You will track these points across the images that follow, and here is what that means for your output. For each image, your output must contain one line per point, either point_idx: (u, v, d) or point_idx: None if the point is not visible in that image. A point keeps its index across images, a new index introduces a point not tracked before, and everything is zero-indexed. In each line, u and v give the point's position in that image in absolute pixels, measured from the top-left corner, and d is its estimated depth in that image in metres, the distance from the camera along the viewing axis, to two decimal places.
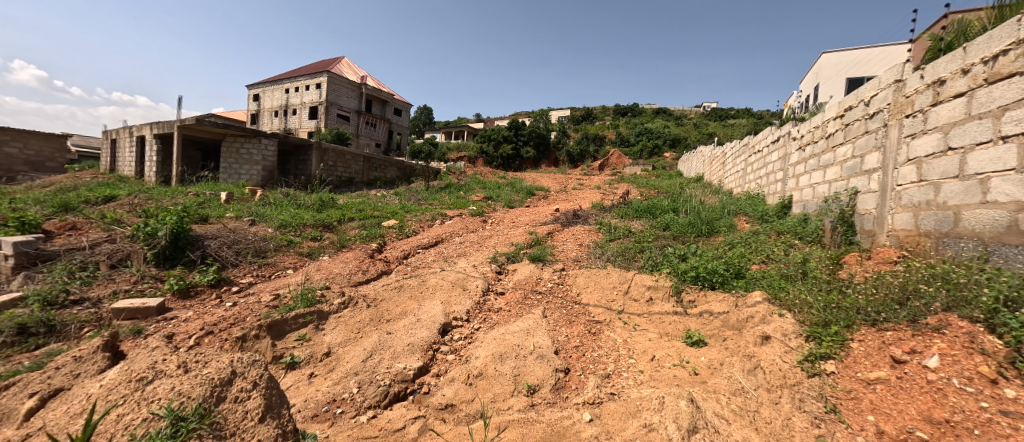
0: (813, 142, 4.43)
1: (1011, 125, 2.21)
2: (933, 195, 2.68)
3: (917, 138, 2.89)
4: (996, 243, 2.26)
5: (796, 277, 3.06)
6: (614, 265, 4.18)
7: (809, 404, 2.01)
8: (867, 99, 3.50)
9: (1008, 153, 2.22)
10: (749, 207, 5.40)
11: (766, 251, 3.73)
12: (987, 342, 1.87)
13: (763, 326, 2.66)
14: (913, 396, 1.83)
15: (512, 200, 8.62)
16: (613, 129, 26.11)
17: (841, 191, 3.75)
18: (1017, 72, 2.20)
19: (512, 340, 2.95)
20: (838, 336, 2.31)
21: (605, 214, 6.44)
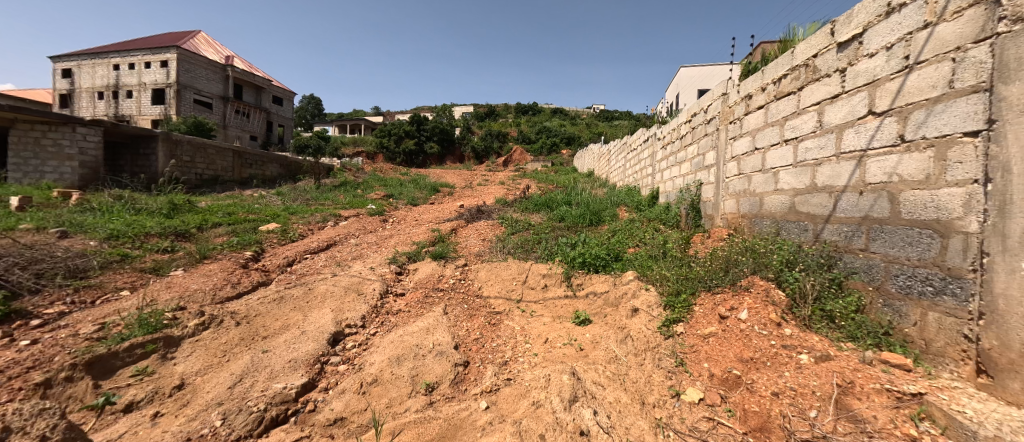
0: (672, 142, 5.26)
1: (789, 131, 2.94)
2: (748, 185, 3.42)
3: (736, 140, 3.65)
4: (783, 220, 2.98)
5: (659, 256, 3.61)
6: (514, 257, 4.39)
7: (665, 361, 2.42)
8: (706, 107, 4.29)
9: (788, 152, 2.96)
10: (628, 198, 6.17)
11: (639, 236, 4.32)
12: (776, 295, 2.48)
13: (634, 300, 3.09)
14: (732, 343, 2.33)
15: (415, 197, 8.36)
16: (516, 126, 27.13)
17: (691, 183, 4.55)
18: (792, 91, 2.93)
19: (411, 340, 2.88)
20: (685, 302, 2.81)
21: (507, 208, 6.68)
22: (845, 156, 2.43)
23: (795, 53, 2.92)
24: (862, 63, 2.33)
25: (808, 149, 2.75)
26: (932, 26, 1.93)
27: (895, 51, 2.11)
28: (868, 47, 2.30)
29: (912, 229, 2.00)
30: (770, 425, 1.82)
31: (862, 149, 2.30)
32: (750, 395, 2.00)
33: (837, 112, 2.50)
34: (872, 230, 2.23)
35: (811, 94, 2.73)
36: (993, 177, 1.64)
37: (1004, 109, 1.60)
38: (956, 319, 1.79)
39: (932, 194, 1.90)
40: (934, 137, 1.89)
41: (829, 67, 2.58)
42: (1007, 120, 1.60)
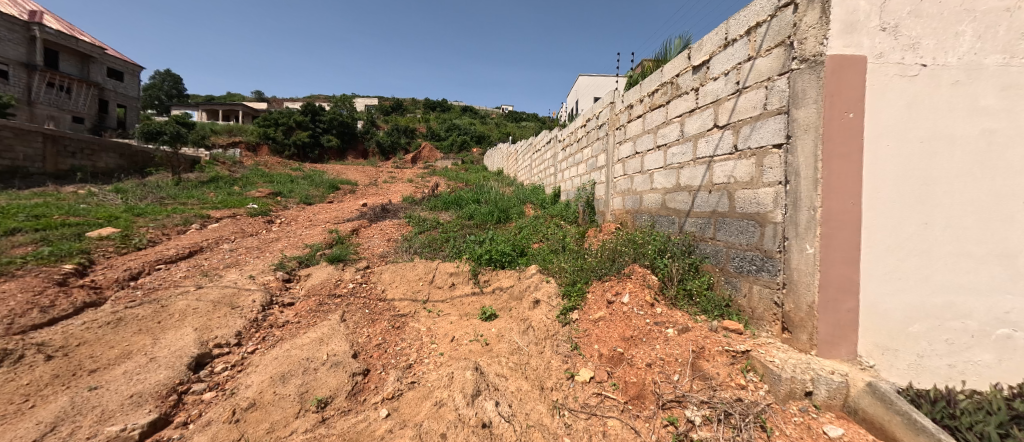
0: (570, 144, 5.70)
1: (660, 138, 3.43)
2: (631, 184, 3.89)
3: (621, 145, 4.12)
4: (657, 215, 3.46)
5: (559, 250, 3.89)
6: (420, 256, 4.27)
7: (562, 346, 2.62)
8: (597, 114, 4.75)
9: (659, 156, 3.45)
10: (533, 196, 6.51)
11: (542, 232, 4.59)
12: (651, 279, 2.88)
13: (536, 292, 3.27)
14: (616, 324, 2.63)
15: (309, 195, 7.52)
16: (426, 122, 26.36)
17: (586, 182, 5.00)
18: (661, 105, 3.41)
19: (299, 354, 2.59)
20: (580, 291, 3.09)
21: (415, 207, 6.46)
22: (699, 161, 2.92)
23: (663, 72, 3.41)
24: (709, 84, 2.82)
25: (673, 154, 3.25)
26: (753, 60, 2.43)
27: (731, 77, 2.61)
28: (713, 72, 2.81)
29: (742, 220, 2.50)
30: (645, 393, 2.12)
31: (710, 156, 2.81)
32: (630, 368, 2.29)
33: (694, 124, 2.99)
34: (718, 222, 2.74)
35: (675, 108, 3.23)
36: (790, 179, 2.15)
37: (795, 127, 2.10)
38: (769, 289, 2.30)
39: (754, 193, 2.40)
40: (755, 148, 2.39)
41: (687, 85, 3.08)
42: (797, 136, 2.10)
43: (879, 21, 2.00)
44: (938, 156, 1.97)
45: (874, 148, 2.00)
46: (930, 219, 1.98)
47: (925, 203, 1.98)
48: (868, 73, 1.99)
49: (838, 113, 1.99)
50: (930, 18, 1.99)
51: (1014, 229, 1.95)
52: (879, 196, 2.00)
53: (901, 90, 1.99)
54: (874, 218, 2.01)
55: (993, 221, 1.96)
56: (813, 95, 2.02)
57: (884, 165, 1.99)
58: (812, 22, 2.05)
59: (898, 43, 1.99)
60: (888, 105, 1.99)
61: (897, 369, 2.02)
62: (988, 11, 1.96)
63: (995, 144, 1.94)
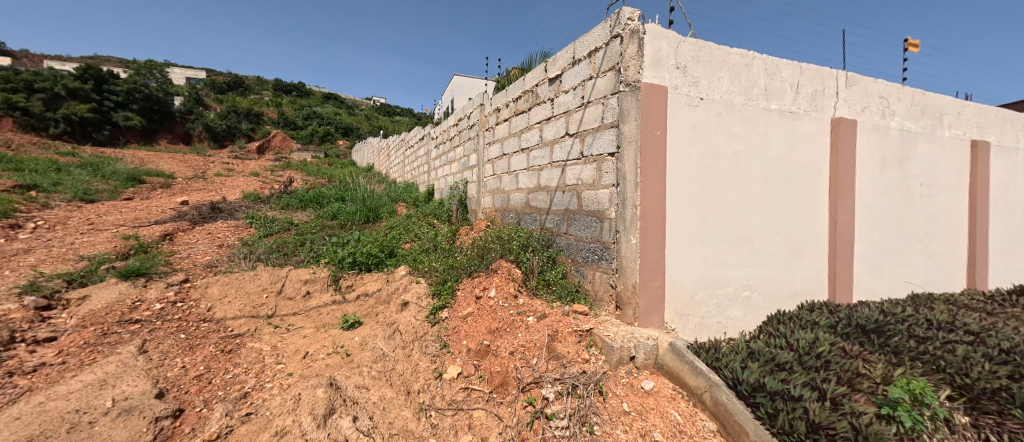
0: (443, 142, 5.68)
1: (524, 142, 3.69)
2: (499, 184, 4.11)
3: (490, 146, 4.30)
4: (521, 213, 3.74)
5: (430, 249, 3.87)
6: (266, 263, 3.67)
7: (430, 347, 2.58)
8: (468, 114, 4.85)
9: (523, 158, 3.72)
10: (406, 194, 6.32)
11: (414, 231, 4.51)
12: (515, 273, 3.09)
13: (405, 294, 3.17)
14: (483, 318, 2.73)
15: (91, 189, 5.58)
16: (278, 107, 22.60)
17: (459, 181, 5.06)
18: (524, 111, 3.69)
19: (63, 406, 1.83)
20: (450, 289, 3.12)
21: (260, 205, 5.48)
22: (554, 164, 3.27)
23: (526, 81, 3.69)
24: (562, 96, 3.18)
25: (534, 157, 3.55)
26: (594, 79, 2.83)
27: (578, 92, 2.99)
28: (564, 85, 3.17)
29: (587, 217, 2.90)
30: (507, 380, 2.24)
31: (563, 160, 3.16)
32: (495, 358, 2.40)
33: (550, 131, 3.32)
34: (570, 218, 3.10)
35: (535, 115, 3.53)
36: (619, 182, 2.58)
37: (623, 140, 2.53)
38: (607, 274, 2.72)
39: (595, 193, 2.81)
40: (596, 155, 2.78)
41: (545, 95, 3.39)
42: (624, 147, 2.53)
43: (674, 60, 2.57)
44: (709, 167, 2.66)
45: (673, 159, 2.57)
46: (706, 214, 2.66)
47: (702, 202, 2.64)
48: (668, 100, 2.54)
49: (650, 130, 2.48)
50: (705, 64, 2.66)
51: (750, 221, 2.78)
52: (676, 197, 2.57)
53: (688, 116, 2.60)
54: (674, 214, 2.57)
55: (739, 216, 2.75)
56: (634, 113, 2.47)
57: (679, 172, 2.58)
58: (632, 53, 2.49)
59: (686, 80, 2.59)
60: (680, 127, 2.58)
61: (689, 329, 2.65)
62: (735, 64, 2.73)
63: (740, 160, 2.73)
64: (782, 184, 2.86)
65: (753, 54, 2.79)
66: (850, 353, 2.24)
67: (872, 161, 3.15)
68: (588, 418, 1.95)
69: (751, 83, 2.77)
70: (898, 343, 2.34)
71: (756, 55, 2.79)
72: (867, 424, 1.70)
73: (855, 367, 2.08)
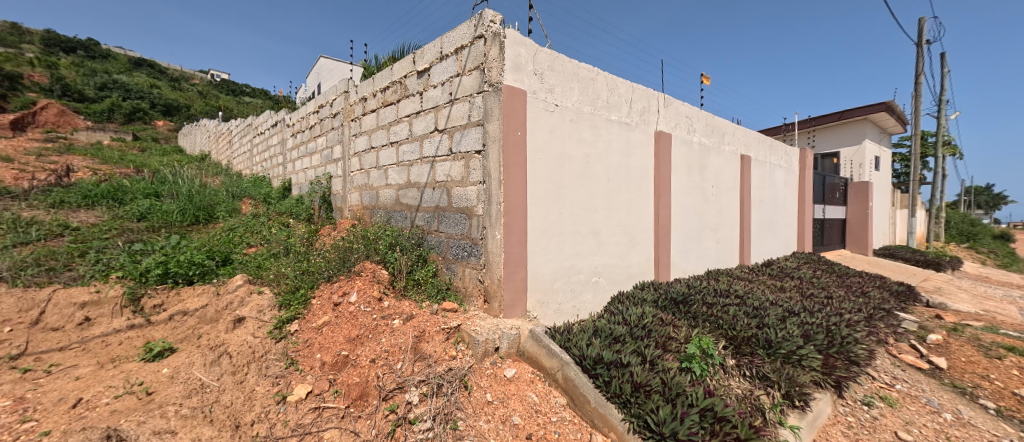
0: (301, 131, 4.98)
1: (393, 136, 3.49)
2: (367, 179, 3.83)
3: (357, 138, 3.94)
4: (392, 211, 3.55)
5: (281, 253, 3.38)
6: (13, 284, 2.61)
7: (273, 367, 2.21)
8: (331, 101, 4.35)
9: (392, 153, 3.51)
10: (254, 190, 5.39)
11: (262, 233, 3.87)
12: (381, 274, 2.91)
13: (240, 309, 2.67)
14: (342, 326, 2.48)
15: None
16: (51, 69, 16.42)
17: (321, 175, 4.52)
18: (392, 102, 3.48)
19: None
20: (302, 298, 2.75)
21: (9, 202, 3.88)
22: (424, 160, 3.17)
23: (393, 71, 3.49)
24: (430, 91, 3.10)
25: (404, 151, 3.38)
26: (461, 76, 2.84)
27: (446, 87, 2.96)
28: (432, 80, 3.10)
29: (457, 213, 2.89)
30: (367, 390, 2.06)
31: (432, 156, 3.09)
32: (354, 369, 2.19)
33: (419, 126, 3.21)
34: (440, 215, 3.05)
35: (404, 108, 3.36)
36: (485, 180, 2.64)
37: (488, 138, 2.60)
38: (475, 270, 2.77)
39: (464, 190, 2.81)
40: (464, 152, 2.79)
41: (414, 88, 3.26)
42: (489, 146, 2.59)
43: (533, 66, 2.75)
44: (563, 167, 2.95)
45: (533, 159, 2.76)
46: (562, 210, 2.95)
47: (558, 199, 2.92)
48: (527, 103, 2.71)
49: (511, 130, 2.60)
50: (559, 73, 2.93)
51: (597, 216, 3.20)
52: (536, 194, 2.78)
53: (545, 120, 2.83)
54: (534, 210, 2.77)
55: (588, 211, 3.13)
56: (497, 113, 2.56)
57: (538, 172, 2.79)
58: (495, 56, 2.59)
59: (543, 86, 2.82)
60: (539, 129, 2.79)
61: (548, 315, 2.90)
62: (583, 77, 3.09)
63: (588, 162, 3.11)
64: (620, 184, 3.37)
65: (596, 70, 3.20)
66: (665, 322, 2.78)
67: (682, 168, 3.97)
68: (452, 415, 1.93)
69: (596, 96, 3.18)
70: (696, 310, 3.02)
71: (599, 71, 3.21)
72: (672, 378, 2.12)
73: (668, 332, 2.59)
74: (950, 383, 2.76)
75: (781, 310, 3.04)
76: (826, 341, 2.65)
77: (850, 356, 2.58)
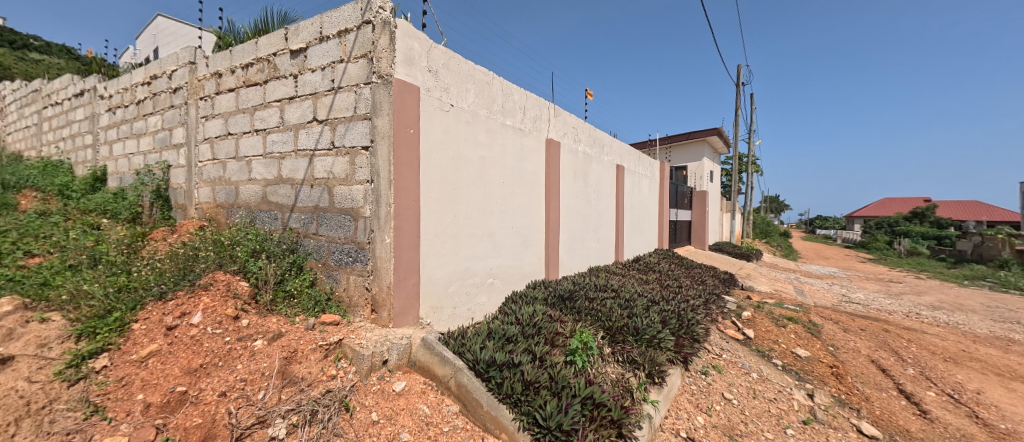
0: (122, 105, 3.87)
1: (258, 122, 2.95)
2: (222, 172, 3.18)
3: (208, 121, 3.23)
4: (257, 210, 3.01)
5: (85, 265, 2.56)
6: None
7: (63, 421, 1.59)
8: (169, 72, 3.48)
9: (257, 142, 2.97)
10: (42, 178, 3.99)
11: (53, 237, 2.87)
12: (239, 287, 2.45)
13: (5, 345, 1.89)
14: (177, 357, 1.98)
15: None
16: None
17: (154, 164, 3.60)
18: (258, 82, 2.94)
19: None
20: (117, 323, 2.11)
21: None
22: (300, 153, 2.76)
23: (259, 45, 2.95)
24: (307, 75, 2.71)
25: (273, 142, 2.89)
26: (344, 62, 2.55)
27: (326, 73, 2.62)
28: (310, 62, 2.72)
29: (339, 215, 2.59)
30: (214, 432, 1.61)
31: (310, 149, 2.71)
32: (195, 408, 1.72)
33: (292, 113, 2.78)
34: (319, 217, 2.70)
35: (273, 91, 2.87)
36: (373, 178, 2.42)
37: (376, 134, 2.38)
38: (362, 277, 2.51)
39: (349, 189, 2.53)
40: (348, 147, 2.51)
41: (286, 69, 2.82)
42: (377, 142, 2.38)
43: (426, 62, 2.63)
44: (458, 169, 2.90)
45: (427, 159, 2.64)
46: (457, 213, 2.90)
47: (453, 201, 2.86)
48: (420, 100, 2.58)
49: (402, 127, 2.43)
50: (454, 73, 2.87)
51: (491, 218, 3.25)
52: (430, 195, 2.67)
53: (439, 119, 2.74)
54: (428, 212, 2.66)
55: (483, 214, 3.15)
56: (386, 107, 2.36)
57: (432, 173, 2.68)
58: (384, 45, 2.39)
59: (437, 84, 2.72)
60: (433, 128, 2.68)
61: (442, 320, 2.82)
62: (478, 80, 3.09)
63: (483, 165, 3.13)
64: (514, 187, 3.49)
65: (491, 74, 3.24)
66: (553, 318, 2.98)
67: (569, 174, 4.32)
68: None
69: (491, 99, 3.21)
70: (579, 305, 3.30)
71: (494, 76, 3.27)
72: (558, 372, 2.27)
73: (555, 328, 2.78)
74: (756, 348, 3.60)
75: (645, 300, 3.54)
76: (677, 324, 3.18)
77: (693, 335, 3.15)
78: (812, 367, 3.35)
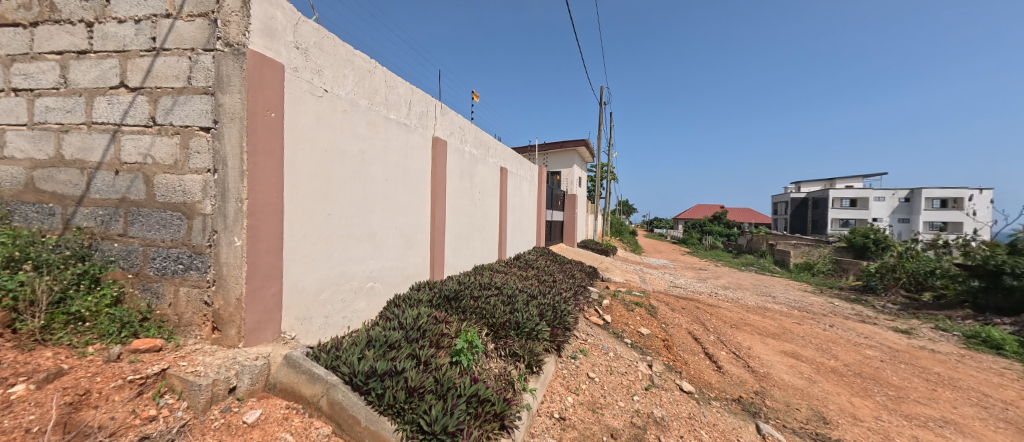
0: None
1: (15, 77, 2.15)
2: None
3: None
4: (16, 201, 2.17)
5: None
6: None
7: None
8: None
9: (20, 106, 2.15)
10: None
11: None
12: None
13: None
14: None
15: None
16: None
17: None
18: (20, 23, 2.14)
19: None
20: None
21: None
22: (96, 127, 2.07)
23: None
24: (110, 25, 2.05)
25: (48, 108, 2.10)
26: (172, 18, 2.01)
27: (143, 27, 2.03)
28: (115, 9, 2.06)
29: (164, 211, 2.03)
30: None
31: (115, 123, 2.05)
32: None
33: (83, 73, 2.06)
34: (131, 213, 2.07)
35: (48, 39, 2.10)
36: (218, 167, 1.98)
37: (221, 113, 1.96)
38: (198, 289, 2.02)
39: (179, 178, 2.00)
40: (178, 126, 1.99)
41: (71, 12, 2.08)
42: (223, 123, 1.96)
43: (292, 37, 2.28)
44: (333, 162, 2.60)
45: (293, 149, 2.29)
46: (331, 211, 2.61)
47: (327, 198, 2.56)
48: (285, 80, 2.22)
49: (261, 110, 2.05)
50: (329, 55, 2.57)
51: (372, 217, 3.02)
52: (298, 191, 2.33)
53: (310, 105, 2.40)
54: (294, 209, 2.31)
55: (362, 213, 2.90)
56: (238, 83, 1.96)
57: (301, 164, 2.34)
58: (234, 7, 1.97)
59: (308, 65, 2.39)
60: (302, 114, 2.34)
61: (312, 332, 2.50)
62: (358, 67, 2.83)
63: (364, 159, 2.89)
64: (398, 185, 3.31)
65: (373, 62, 3.01)
66: (438, 320, 2.94)
67: (455, 174, 4.34)
68: None
69: (373, 90, 2.98)
70: (464, 304, 3.35)
71: (377, 65, 3.04)
72: (444, 374, 2.26)
73: (440, 330, 2.75)
74: (612, 331, 4.25)
75: (525, 295, 3.81)
76: (552, 316, 3.52)
77: (565, 324, 3.53)
78: (651, 342, 4.15)
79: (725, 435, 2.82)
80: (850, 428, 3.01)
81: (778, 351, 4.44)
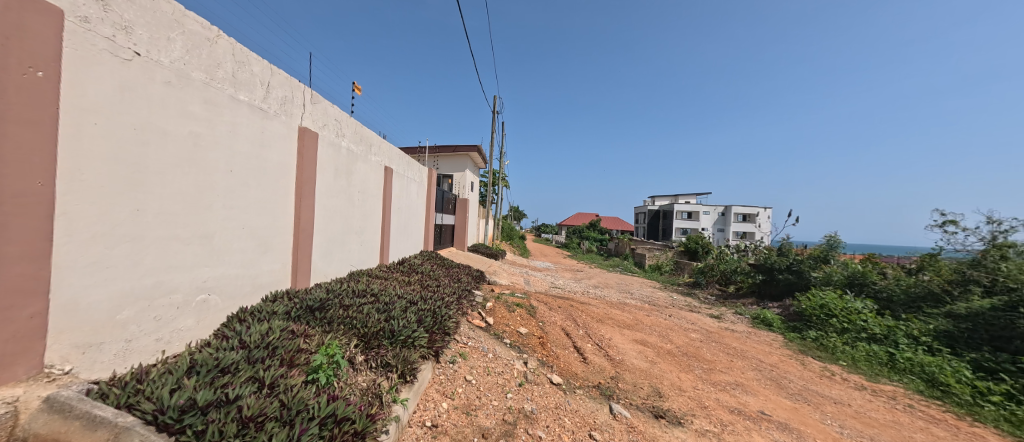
0: None
1: None
2: None
3: None
4: None
5: None
6: None
7: None
8: None
9: None
10: None
11: None
12: None
13: None
14: None
15: None
16: None
17: None
18: None
19: None
20: None
21: None
22: None
23: None
24: None
25: None
26: None
27: None
28: None
29: None
30: None
31: None
32: None
33: None
34: None
35: None
36: None
37: None
38: None
39: None
40: None
41: None
42: None
43: None
44: (148, 145, 2.07)
45: (78, 123, 1.74)
46: (142, 206, 2.06)
47: (136, 190, 2.02)
48: (65, 31, 1.68)
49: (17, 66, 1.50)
50: (145, 11, 2.04)
51: (209, 216, 2.51)
52: (83, 178, 1.77)
53: (110, 69, 1.87)
54: (75, 202, 1.75)
55: (193, 209, 2.37)
56: None
57: (92, 144, 1.80)
58: None
59: (108, 18, 1.86)
60: (95, 79, 1.81)
61: (102, 363, 1.93)
62: (191, 32, 2.32)
63: (198, 146, 2.38)
64: (249, 179, 2.82)
65: (216, 30, 2.51)
66: (295, 334, 2.59)
67: (328, 170, 3.92)
68: None
69: (214, 62, 2.49)
70: (331, 315, 3.03)
71: (221, 34, 2.55)
72: (294, 395, 1.98)
73: (296, 345, 2.42)
74: (493, 333, 4.38)
75: (405, 301, 3.65)
76: (431, 321, 3.44)
77: (444, 329, 3.49)
78: (528, 340, 4.41)
79: (585, 418, 3.16)
80: (677, 398, 3.70)
81: (631, 340, 5.20)
